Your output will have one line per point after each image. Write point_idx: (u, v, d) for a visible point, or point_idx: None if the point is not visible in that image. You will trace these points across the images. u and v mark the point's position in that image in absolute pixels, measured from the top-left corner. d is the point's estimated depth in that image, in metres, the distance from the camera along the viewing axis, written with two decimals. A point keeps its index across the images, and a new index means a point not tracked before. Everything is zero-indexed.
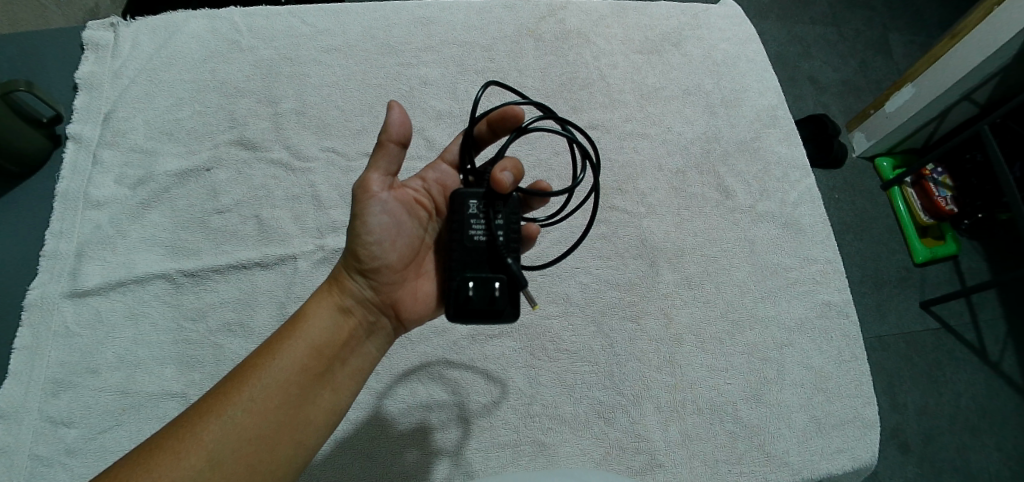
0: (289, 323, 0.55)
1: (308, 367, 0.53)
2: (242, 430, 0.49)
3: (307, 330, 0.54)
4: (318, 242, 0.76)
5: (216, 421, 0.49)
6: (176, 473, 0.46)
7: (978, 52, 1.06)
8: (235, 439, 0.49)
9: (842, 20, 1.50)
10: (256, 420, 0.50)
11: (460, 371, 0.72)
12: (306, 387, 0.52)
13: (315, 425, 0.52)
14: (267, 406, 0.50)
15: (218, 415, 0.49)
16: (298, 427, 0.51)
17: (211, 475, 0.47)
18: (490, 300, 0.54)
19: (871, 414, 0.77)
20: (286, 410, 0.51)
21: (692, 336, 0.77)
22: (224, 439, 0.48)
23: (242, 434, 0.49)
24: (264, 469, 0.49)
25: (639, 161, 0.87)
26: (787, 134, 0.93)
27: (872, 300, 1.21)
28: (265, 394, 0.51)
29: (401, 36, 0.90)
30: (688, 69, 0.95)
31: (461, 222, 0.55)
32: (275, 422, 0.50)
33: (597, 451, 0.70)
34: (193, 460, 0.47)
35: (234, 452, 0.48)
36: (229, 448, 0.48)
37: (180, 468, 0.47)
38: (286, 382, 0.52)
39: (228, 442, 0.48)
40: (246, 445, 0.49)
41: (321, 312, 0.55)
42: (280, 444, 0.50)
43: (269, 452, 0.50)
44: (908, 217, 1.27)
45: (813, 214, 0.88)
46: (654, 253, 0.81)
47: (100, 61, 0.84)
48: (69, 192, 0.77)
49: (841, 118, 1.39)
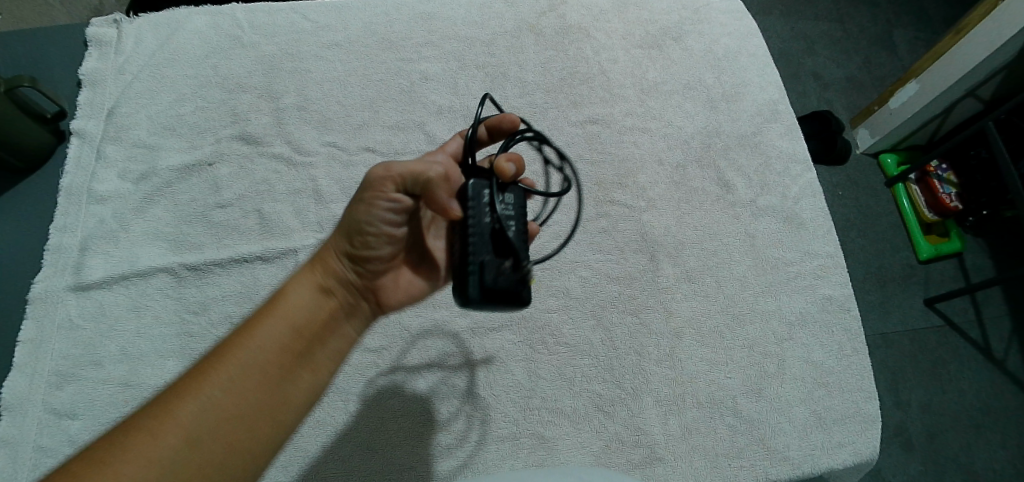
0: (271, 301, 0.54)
1: (288, 347, 0.52)
2: (221, 410, 0.48)
3: (286, 310, 0.53)
4: (319, 236, 0.77)
5: (194, 401, 0.48)
6: (155, 453, 0.45)
7: (982, 47, 1.05)
8: (213, 421, 0.47)
9: (846, 17, 1.49)
10: (235, 400, 0.49)
11: (460, 365, 0.72)
12: (286, 368, 0.51)
13: (294, 406, 0.51)
14: (246, 386, 0.49)
15: (199, 395, 0.48)
16: (280, 409, 0.51)
17: (190, 455, 0.46)
18: (511, 281, 0.52)
19: (872, 409, 0.77)
20: (265, 390, 0.50)
21: (692, 329, 0.77)
22: (202, 419, 0.47)
23: (220, 414, 0.48)
24: (243, 450, 0.48)
25: (639, 155, 0.87)
26: (789, 129, 0.93)
27: (874, 296, 1.21)
28: (245, 373, 0.50)
29: (401, 31, 0.90)
30: (689, 63, 0.94)
31: (473, 208, 0.53)
32: (255, 403, 0.49)
33: (597, 445, 0.70)
34: (170, 440, 0.46)
35: (213, 433, 0.47)
36: (210, 429, 0.47)
37: (158, 447, 0.45)
38: (265, 362, 0.51)
39: (207, 424, 0.47)
40: (225, 426, 0.48)
41: (301, 291, 0.54)
42: (259, 425, 0.49)
43: (248, 434, 0.49)
44: (912, 214, 1.26)
45: (815, 208, 0.88)
46: (654, 246, 0.81)
47: (104, 57, 0.85)
48: (73, 187, 0.77)
49: (844, 114, 1.39)
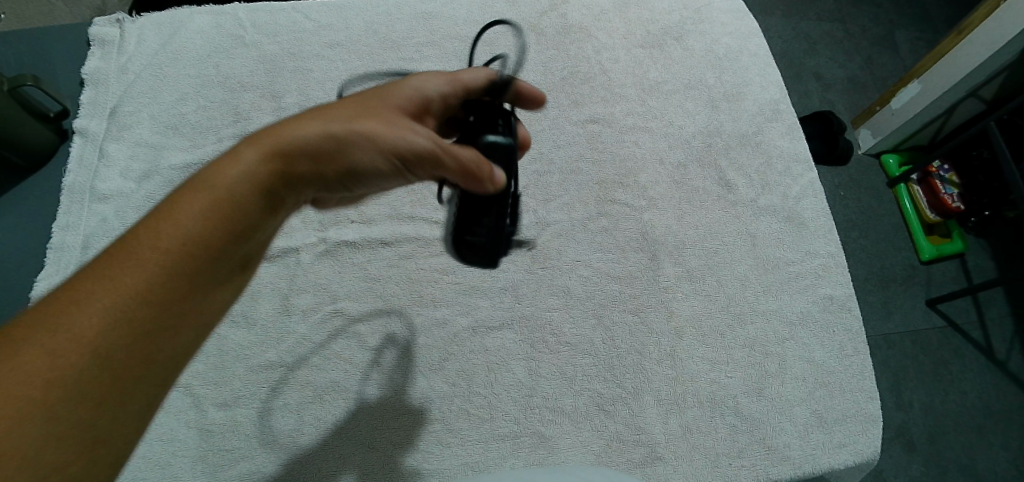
0: (197, 182, 0.43)
1: (221, 239, 0.43)
2: (141, 314, 0.39)
3: (218, 192, 0.43)
4: (320, 235, 0.77)
5: (106, 299, 0.38)
6: (56, 362, 0.36)
7: (984, 48, 1.05)
8: (129, 325, 0.38)
9: (847, 17, 1.49)
10: (157, 301, 0.40)
11: (461, 363, 0.72)
12: (217, 263, 0.42)
13: (218, 305, 0.44)
14: (169, 282, 0.40)
15: (112, 292, 0.38)
16: (205, 311, 0.43)
17: (99, 365, 0.37)
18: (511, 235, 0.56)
19: (874, 408, 0.77)
20: (191, 289, 0.41)
21: (693, 329, 0.77)
22: (116, 322, 0.38)
23: (139, 318, 0.39)
24: (163, 356, 0.40)
25: (640, 155, 0.87)
26: (790, 129, 0.93)
27: (876, 297, 1.21)
28: (169, 266, 0.40)
29: (402, 31, 0.90)
30: (690, 63, 0.94)
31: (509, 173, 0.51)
32: (180, 304, 0.41)
33: (597, 444, 0.71)
34: (71, 347, 0.36)
35: (128, 339, 0.38)
36: (125, 335, 0.38)
37: (59, 356, 0.36)
38: (191, 253, 0.41)
39: (120, 328, 0.38)
40: (143, 332, 0.39)
41: (241, 174, 0.44)
42: (183, 327, 0.41)
43: (169, 337, 0.40)
44: (914, 215, 1.26)
45: (816, 208, 0.87)
46: (654, 246, 0.81)
47: (106, 57, 0.85)
48: (76, 186, 0.77)
49: (846, 114, 1.39)
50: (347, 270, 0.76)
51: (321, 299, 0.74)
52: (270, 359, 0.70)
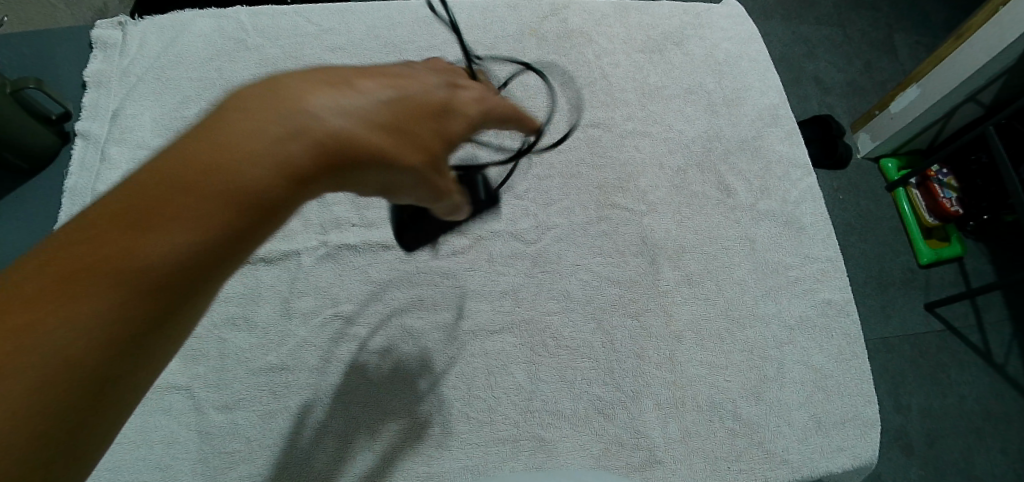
0: (194, 167, 0.31)
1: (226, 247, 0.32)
2: (110, 346, 0.30)
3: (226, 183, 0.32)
4: (321, 238, 0.77)
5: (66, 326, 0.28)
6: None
7: (983, 52, 1.05)
8: (94, 360, 0.29)
9: (847, 22, 1.50)
10: (134, 328, 0.30)
11: (462, 367, 0.72)
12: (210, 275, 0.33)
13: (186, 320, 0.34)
14: (157, 302, 0.31)
15: (80, 317, 0.28)
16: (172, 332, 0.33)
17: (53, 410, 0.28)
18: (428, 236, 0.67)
19: (872, 413, 0.77)
20: (172, 309, 0.32)
21: (692, 333, 0.78)
22: (81, 350, 0.29)
23: (111, 350, 0.30)
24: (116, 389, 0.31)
25: (639, 159, 0.87)
26: (789, 134, 0.93)
27: (875, 301, 1.21)
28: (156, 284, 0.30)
29: (403, 35, 0.91)
30: (690, 68, 0.95)
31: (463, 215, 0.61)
32: (160, 329, 0.32)
33: (597, 447, 0.71)
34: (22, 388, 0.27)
35: (92, 376, 0.29)
36: (88, 371, 0.29)
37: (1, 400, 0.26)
38: (190, 263, 0.31)
39: (81, 361, 0.29)
40: (116, 364, 0.30)
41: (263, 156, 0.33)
42: (153, 354, 0.32)
43: (137, 368, 0.31)
44: (913, 218, 1.27)
45: (815, 213, 0.88)
46: (654, 250, 0.82)
47: (109, 60, 0.85)
48: (78, 189, 0.78)
49: (845, 118, 1.39)
50: (348, 273, 0.76)
51: (322, 303, 0.74)
52: (271, 362, 0.70)
